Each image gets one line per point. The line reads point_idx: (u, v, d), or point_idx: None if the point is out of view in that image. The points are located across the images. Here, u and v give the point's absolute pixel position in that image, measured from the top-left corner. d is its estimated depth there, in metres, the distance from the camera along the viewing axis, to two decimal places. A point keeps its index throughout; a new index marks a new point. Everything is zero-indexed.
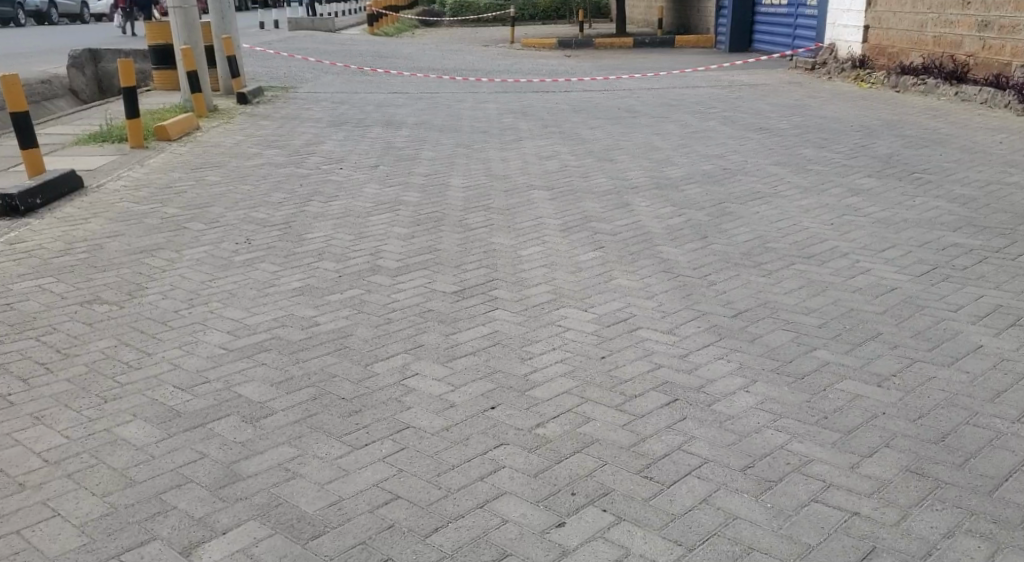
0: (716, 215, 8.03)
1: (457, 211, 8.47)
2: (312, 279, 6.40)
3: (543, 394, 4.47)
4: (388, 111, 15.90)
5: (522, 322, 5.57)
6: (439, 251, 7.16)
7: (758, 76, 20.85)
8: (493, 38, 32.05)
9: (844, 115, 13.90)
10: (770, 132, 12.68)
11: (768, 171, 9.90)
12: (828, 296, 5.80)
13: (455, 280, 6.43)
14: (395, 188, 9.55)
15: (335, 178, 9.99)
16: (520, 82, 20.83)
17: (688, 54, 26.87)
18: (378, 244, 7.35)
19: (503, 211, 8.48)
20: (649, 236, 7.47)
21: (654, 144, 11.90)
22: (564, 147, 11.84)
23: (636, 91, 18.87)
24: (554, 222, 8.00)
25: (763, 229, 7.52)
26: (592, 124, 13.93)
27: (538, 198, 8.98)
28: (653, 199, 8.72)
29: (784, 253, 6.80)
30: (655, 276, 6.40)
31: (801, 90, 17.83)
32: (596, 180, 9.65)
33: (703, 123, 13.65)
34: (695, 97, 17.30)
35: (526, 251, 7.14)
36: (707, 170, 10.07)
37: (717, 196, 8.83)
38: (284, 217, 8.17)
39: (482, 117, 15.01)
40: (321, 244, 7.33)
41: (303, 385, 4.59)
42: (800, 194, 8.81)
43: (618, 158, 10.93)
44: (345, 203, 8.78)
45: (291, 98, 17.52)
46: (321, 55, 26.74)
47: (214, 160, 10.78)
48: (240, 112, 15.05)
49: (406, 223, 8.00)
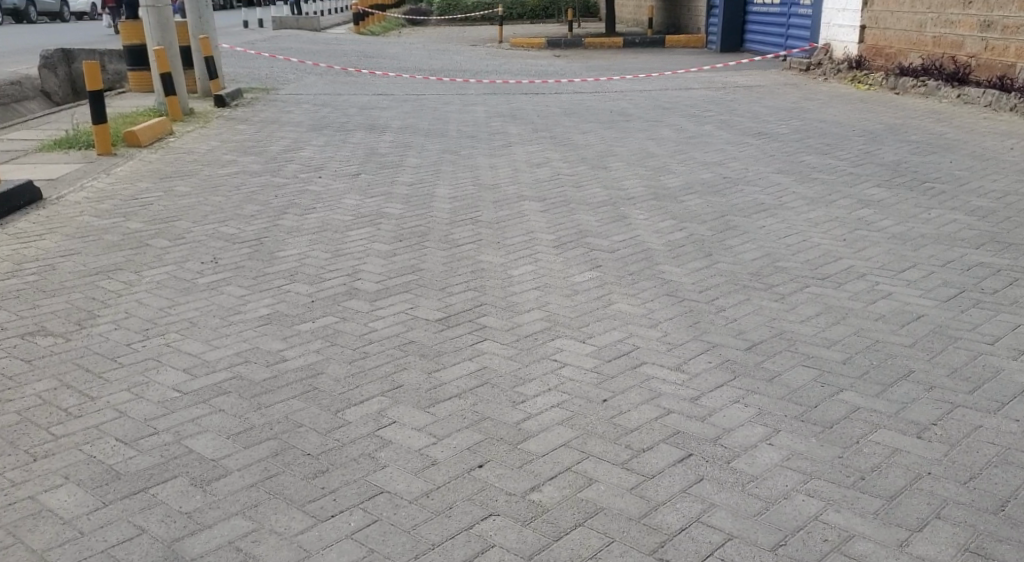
0: (719, 230, 7.50)
1: (442, 224, 7.92)
2: (281, 305, 5.85)
3: (538, 447, 3.93)
4: (372, 114, 15.34)
5: (513, 356, 5.02)
6: (421, 271, 6.60)
7: (752, 77, 20.36)
8: (481, 37, 31.47)
9: (844, 119, 13.41)
10: (769, 137, 12.18)
11: (771, 180, 9.39)
12: (850, 325, 5.28)
13: (439, 305, 5.88)
14: (377, 199, 9.00)
15: (313, 188, 9.44)
16: (508, 83, 20.27)
17: (679, 54, 26.36)
18: (356, 263, 6.80)
19: (491, 224, 7.94)
20: (648, 254, 6.94)
21: (649, 150, 11.38)
22: (555, 153, 11.31)
23: (627, 93, 18.34)
24: (545, 238, 7.46)
25: (771, 246, 7.00)
26: (584, 128, 13.40)
27: (529, 210, 8.45)
28: (651, 212, 8.19)
29: (796, 274, 6.28)
30: (657, 301, 5.87)
31: (797, 92, 17.34)
32: (590, 190, 9.13)
33: (698, 128, 13.13)
34: (689, 100, 16.79)
35: (516, 271, 6.60)
36: (706, 180, 9.55)
37: (719, 208, 8.31)
38: (255, 233, 7.60)
39: (469, 121, 14.46)
40: (294, 263, 6.77)
41: (264, 437, 4.04)
42: (807, 205, 8.30)
43: (611, 166, 10.41)
44: (323, 216, 8.22)
45: (272, 100, 16.94)
46: (304, 55, 26.11)
47: (185, 169, 10.20)
48: (217, 115, 14.45)
49: (387, 239, 7.45)
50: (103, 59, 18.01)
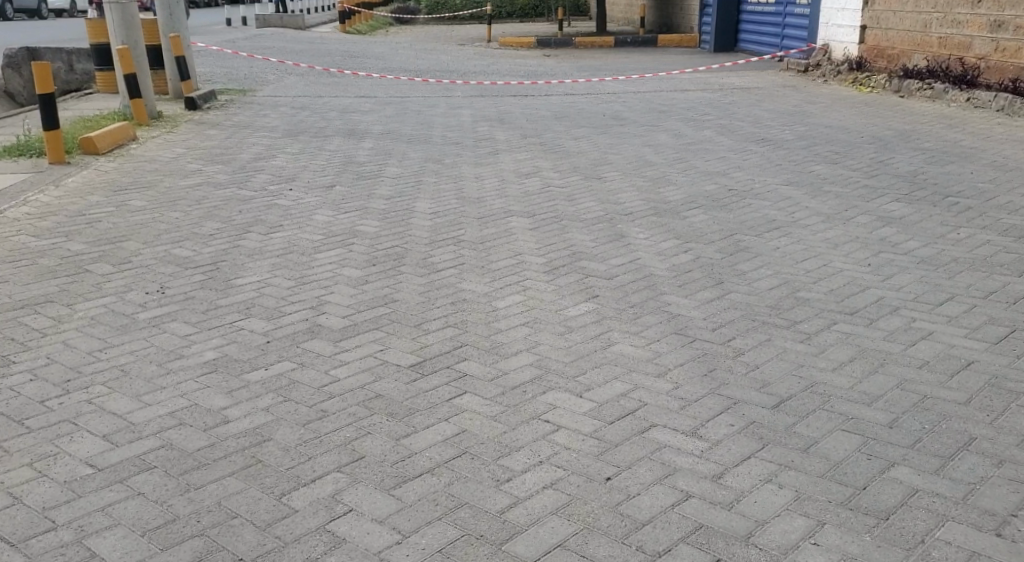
0: (730, 252, 6.76)
1: (421, 246, 7.15)
2: (230, 348, 5.07)
3: (528, 551, 3.18)
4: (352, 118, 14.56)
5: (497, 413, 4.25)
6: (395, 303, 5.82)
7: (748, 78, 19.66)
8: (469, 36, 30.70)
9: (850, 124, 12.69)
10: (773, 143, 11.45)
11: (780, 193, 8.66)
12: (891, 374, 4.52)
13: (414, 345, 5.09)
14: (351, 214, 8.23)
15: (282, 202, 8.65)
16: (496, 85, 19.51)
17: (672, 54, 25.66)
18: (322, 292, 6.02)
19: (475, 245, 7.17)
20: (652, 281, 6.18)
21: (646, 158, 10.63)
22: (546, 162, 10.56)
23: (620, 95, 17.61)
24: (535, 261, 6.71)
25: (789, 272, 6.26)
26: (575, 133, 12.67)
27: (517, 227, 7.69)
28: (652, 230, 7.45)
29: (821, 308, 5.53)
30: (664, 341, 5.11)
31: (797, 94, 16.64)
32: (584, 205, 8.38)
33: (696, 134, 12.39)
34: (686, 102, 16.06)
35: (503, 303, 5.83)
36: (710, 192, 8.81)
37: (725, 225, 7.57)
38: (212, 255, 6.83)
39: (454, 125, 13.69)
40: (251, 293, 5.99)
41: (188, 536, 3.29)
42: (823, 222, 7.56)
43: (607, 176, 9.65)
44: (289, 235, 7.43)
45: (248, 102, 16.14)
46: (285, 54, 25.29)
47: (145, 179, 9.42)
48: (186, 119, 13.66)
49: (359, 264, 6.67)
50: (70, 58, 17.19)
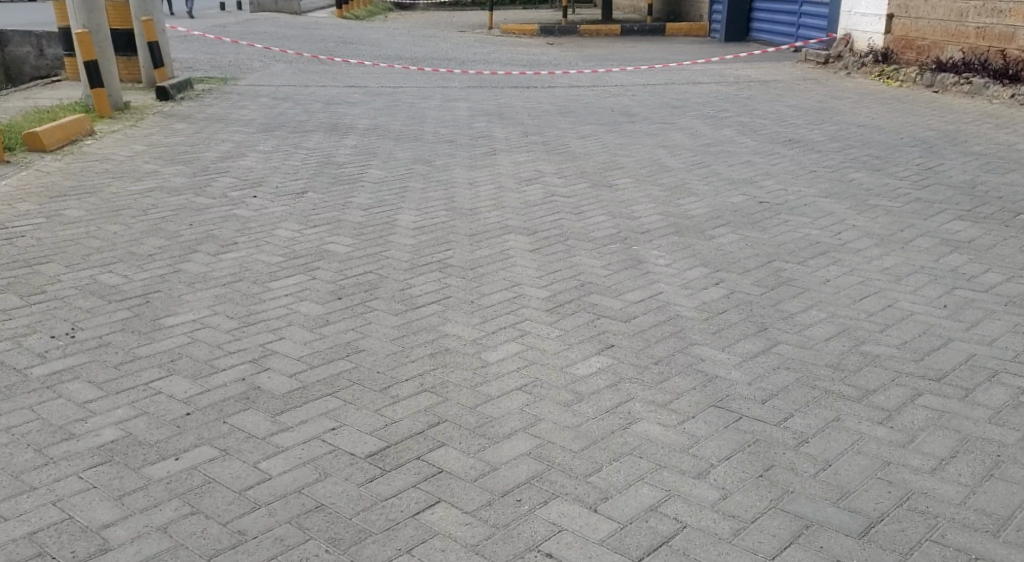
0: (769, 284, 5.61)
1: (398, 274, 6.00)
2: (137, 423, 3.91)
3: None
4: (337, 111, 13.39)
5: (480, 542, 3.16)
6: (359, 355, 4.67)
7: (765, 70, 18.50)
8: (469, 22, 29.46)
9: (884, 123, 11.53)
10: (802, 145, 10.30)
11: (819, 207, 7.50)
12: (1009, 483, 3.38)
13: (376, 420, 3.94)
14: (320, 228, 7.07)
15: (242, 212, 7.50)
16: (497, 74, 18.32)
17: (680, 44, 24.43)
18: (270, 338, 4.87)
19: (463, 273, 6.03)
20: (678, 323, 5.03)
21: (660, 164, 9.50)
22: (548, 166, 9.41)
23: (628, 87, 16.43)
24: (534, 295, 5.56)
25: (846, 314, 5.10)
26: (582, 131, 11.52)
27: (513, 249, 6.54)
28: (673, 254, 6.30)
29: (897, 368, 4.37)
30: (702, 416, 3.95)
31: (820, 89, 15.46)
32: (592, 221, 7.23)
33: (715, 133, 11.22)
34: (700, 96, 14.90)
35: (493, 354, 4.69)
36: (737, 205, 7.67)
37: (760, 247, 6.41)
38: (145, 284, 5.69)
39: (448, 120, 12.52)
40: (181, 339, 4.85)
41: None
42: (876, 245, 6.38)
43: (617, 185, 8.51)
44: (243, 257, 6.29)
45: (228, 93, 14.99)
46: (276, 40, 24.09)
47: (91, 182, 8.28)
48: (154, 113, 12.50)
49: (322, 298, 5.53)
50: (39, 42, 15.98)
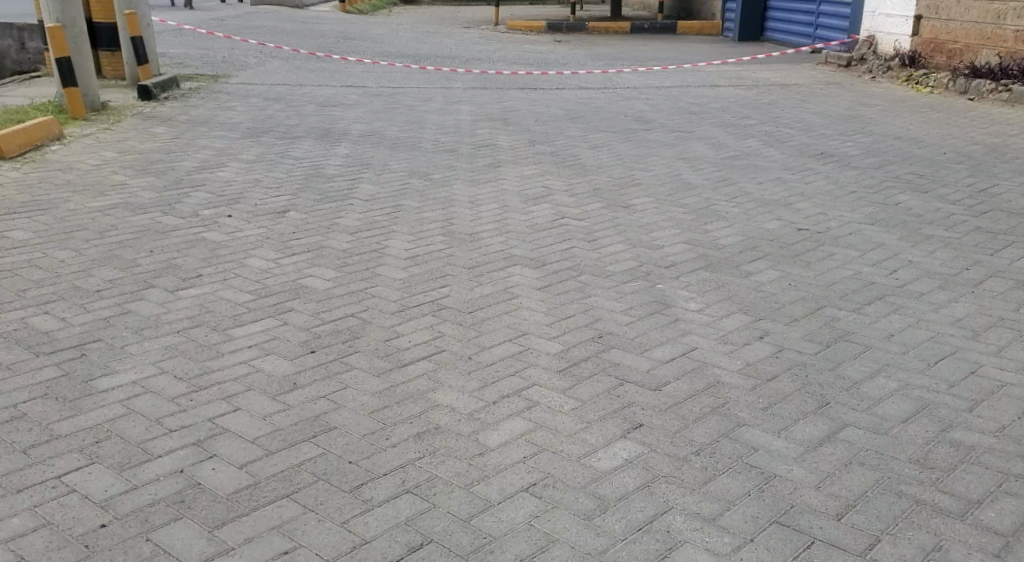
0: (823, 340, 4.73)
1: (385, 319, 5.12)
2: (33, 540, 3.10)
3: None
4: (332, 114, 12.56)
5: None
6: (327, 435, 3.78)
7: (783, 73, 17.64)
8: (475, 18, 28.57)
9: (921, 134, 10.65)
10: (835, 159, 9.44)
11: (865, 236, 6.61)
12: None
13: (345, 544, 3.13)
14: (298, 258, 6.21)
15: (213, 235, 6.66)
16: (503, 74, 17.46)
17: (693, 43, 23.52)
18: (222, 409, 3.99)
19: (461, 318, 5.15)
20: (719, 393, 4.15)
21: (681, 180, 8.63)
22: (558, 184, 8.55)
23: (641, 90, 15.57)
24: (545, 349, 4.68)
25: (923, 382, 4.22)
26: (593, 140, 10.69)
27: (518, 288, 5.68)
28: (705, 296, 5.44)
29: (1001, 467, 3.53)
30: (760, 538, 3.18)
31: (845, 94, 14.61)
32: (607, 252, 6.38)
33: (738, 145, 10.34)
34: (718, 101, 14.01)
35: (494, 435, 3.81)
36: (772, 233, 6.79)
37: (804, 289, 5.53)
38: (84, 331, 4.83)
39: (450, 126, 11.65)
40: (113, 410, 3.97)
41: None
42: (941, 287, 5.48)
43: (635, 207, 7.65)
44: (205, 295, 5.42)
45: (217, 93, 14.15)
46: (274, 34, 23.26)
47: (48, 198, 7.47)
48: (134, 115, 11.69)
49: (292, 351, 4.64)
50: (22, 36, 15.01)
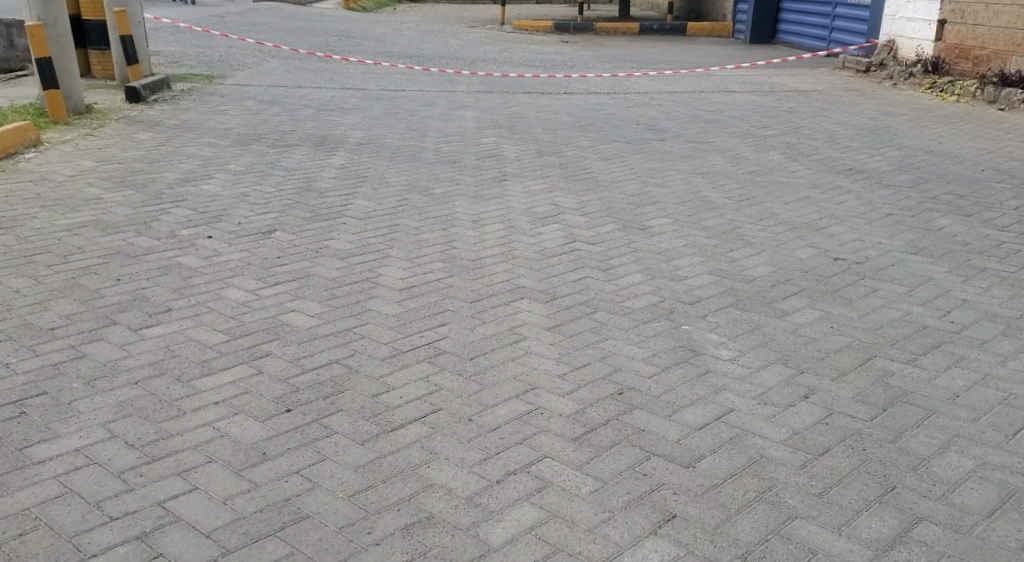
0: (879, 400, 4.10)
1: (374, 366, 4.50)
2: None
3: None
4: (329, 120, 11.95)
5: None
6: (300, 530, 3.19)
7: (799, 78, 17.01)
8: (481, 17, 27.93)
9: (955, 148, 10.03)
10: (865, 175, 8.83)
11: (910, 267, 5.99)
12: None
13: None
14: (281, 288, 5.58)
15: (189, 260, 6.04)
16: (508, 76, 16.83)
17: (704, 45, 22.87)
18: (177, 491, 3.38)
19: (460, 366, 4.52)
20: (763, 472, 3.54)
21: (701, 199, 8.03)
22: (568, 201, 7.93)
23: (653, 95, 14.94)
24: (557, 408, 4.05)
25: (1001, 460, 3.61)
26: (604, 152, 10.08)
27: (525, 327, 5.05)
28: (738, 342, 4.82)
29: None
30: None
31: (866, 102, 13.98)
32: (625, 284, 5.77)
33: (759, 158, 9.72)
34: (734, 108, 13.37)
35: (499, 529, 3.22)
36: (805, 262, 6.16)
37: (849, 333, 4.92)
38: (28, 380, 4.22)
39: (453, 134, 11.03)
40: (48, 491, 3.36)
41: None
42: (1004, 333, 4.86)
43: (652, 230, 7.03)
44: (171, 335, 4.80)
45: (210, 96, 13.53)
46: (274, 32, 22.66)
47: (14, 214, 6.87)
48: (119, 120, 11.09)
49: (264, 410, 4.02)
50: (10, 33, 13.78)
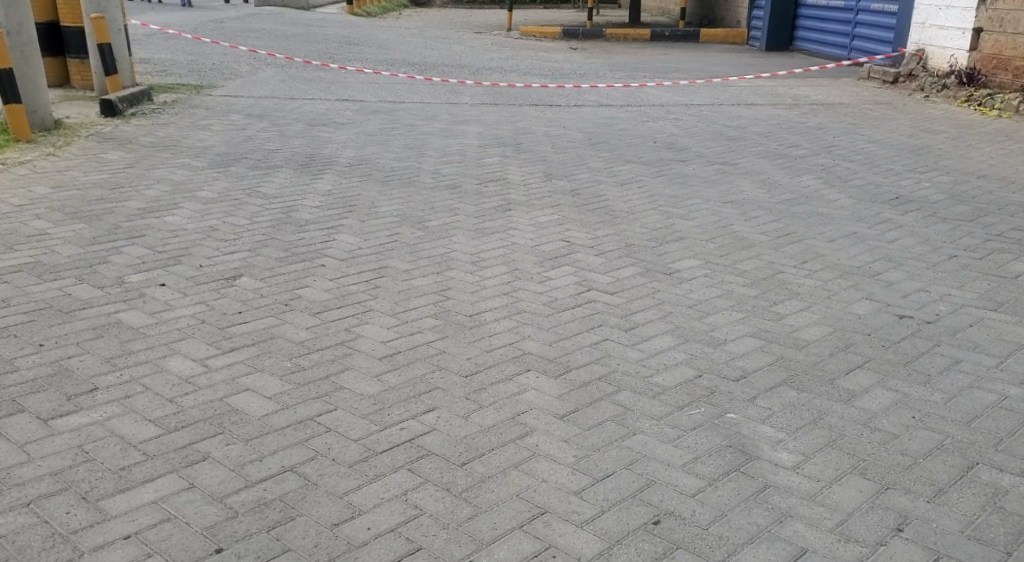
0: (996, 537, 3.18)
1: (339, 477, 3.54)
2: None
3: None
4: (320, 135, 11.02)
5: None
6: None
7: (822, 89, 16.01)
8: (486, 22, 27.00)
9: (1009, 172, 9.05)
10: (916, 205, 7.85)
11: (995, 329, 5.01)
12: None
13: None
14: (235, 357, 4.62)
15: (130, 316, 5.10)
16: (514, 86, 15.86)
17: (719, 52, 21.88)
18: None
19: (448, 474, 3.57)
20: None
21: (732, 233, 7.06)
22: (581, 236, 6.97)
23: (669, 108, 13.96)
24: (574, 548, 3.14)
25: None
26: (619, 175, 9.13)
27: (532, 413, 4.08)
28: (798, 437, 3.86)
29: None
30: None
31: (899, 116, 12.99)
32: (653, 350, 4.79)
33: (792, 184, 8.74)
34: (758, 124, 12.39)
35: None
36: (865, 321, 5.19)
37: (938, 426, 3.94)
38: None
39: (453, 153, 10.07)
40: None
41: None
42: None
43: (679, 274, 6.07)
44: (87, 427, 3.85)
45: (194, 109, 12.59)
46: (271, 38, 21.76)
47: None
48: (88, 136, 10.18)
49: (189, 553, 3.09)
50: None
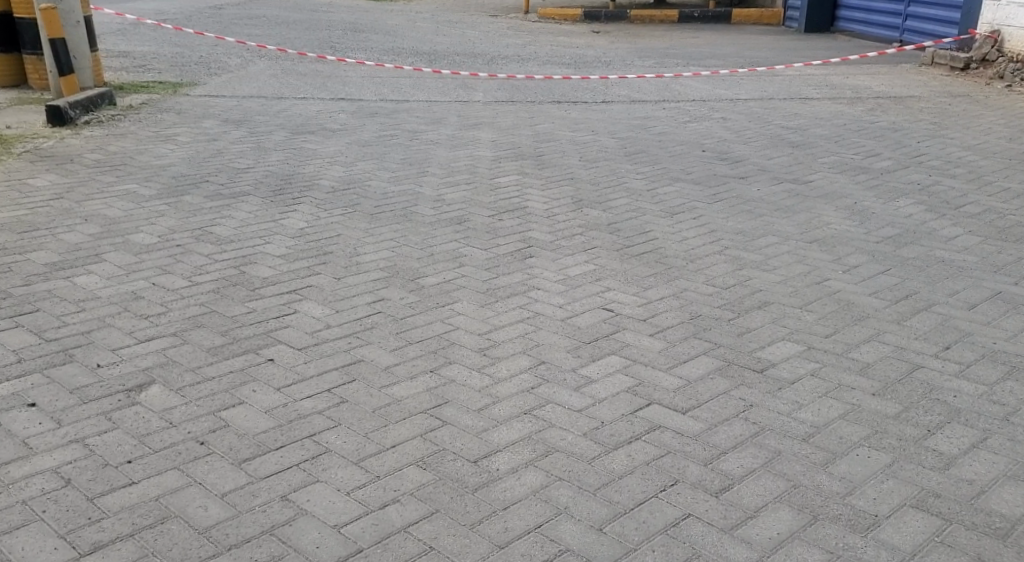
0: None
1: None
2: None
3: None
4: (303, 146, 9.27)
5: None
6: None
7: (882, 78, 14.05)
8: (500, 5, 25.04)
9: None
10: None
11: None
12: None
13: None
14: None
15: None
16: (532, 80, 13.98)
17: (755, 35, 19.88)
18: None
19: None
20: None
21: (833, 294, 5.24)
22: (628, 301, 5.18)
23: (712, 105, 12.07)
24: None
25: None
26: (666, 199, 7.33)
27: None
28: None
29: None
30: None
31: (986, 112, 11.08)
32: (767, 543, 3.02)
33: (889, 211, 6.90)
34: (821, 125, 10.51)
35: None
36: None
37: None
38: None
39: (460, 170, 8.29)
40: None
41: None
42: None
43: (775, 370, 4.27)
44: None
45: (162, 114, 10.85)
46: (267, 25, 19.98)
47: None
48: (22, 153, 8.48)
49: None
50: None
